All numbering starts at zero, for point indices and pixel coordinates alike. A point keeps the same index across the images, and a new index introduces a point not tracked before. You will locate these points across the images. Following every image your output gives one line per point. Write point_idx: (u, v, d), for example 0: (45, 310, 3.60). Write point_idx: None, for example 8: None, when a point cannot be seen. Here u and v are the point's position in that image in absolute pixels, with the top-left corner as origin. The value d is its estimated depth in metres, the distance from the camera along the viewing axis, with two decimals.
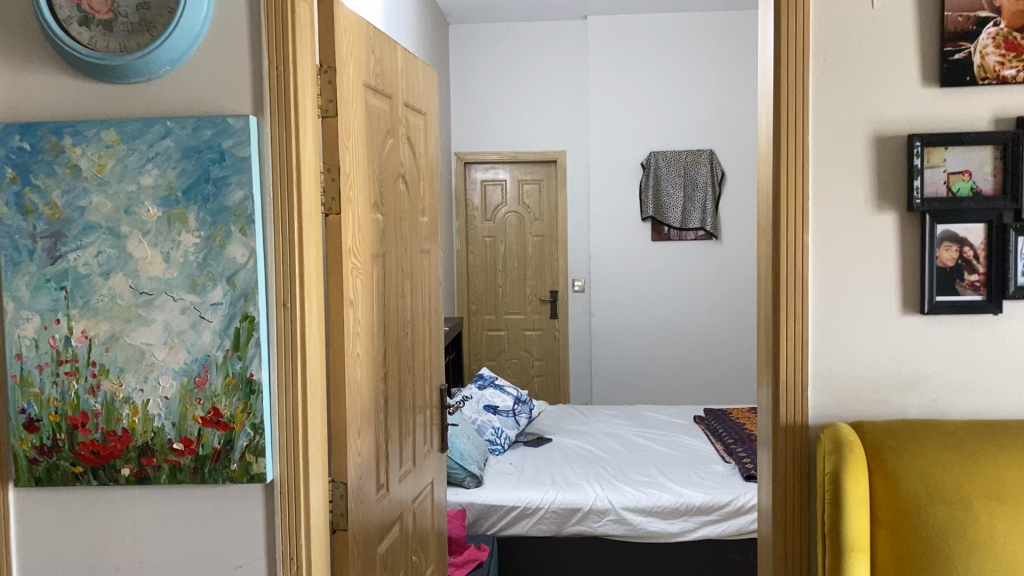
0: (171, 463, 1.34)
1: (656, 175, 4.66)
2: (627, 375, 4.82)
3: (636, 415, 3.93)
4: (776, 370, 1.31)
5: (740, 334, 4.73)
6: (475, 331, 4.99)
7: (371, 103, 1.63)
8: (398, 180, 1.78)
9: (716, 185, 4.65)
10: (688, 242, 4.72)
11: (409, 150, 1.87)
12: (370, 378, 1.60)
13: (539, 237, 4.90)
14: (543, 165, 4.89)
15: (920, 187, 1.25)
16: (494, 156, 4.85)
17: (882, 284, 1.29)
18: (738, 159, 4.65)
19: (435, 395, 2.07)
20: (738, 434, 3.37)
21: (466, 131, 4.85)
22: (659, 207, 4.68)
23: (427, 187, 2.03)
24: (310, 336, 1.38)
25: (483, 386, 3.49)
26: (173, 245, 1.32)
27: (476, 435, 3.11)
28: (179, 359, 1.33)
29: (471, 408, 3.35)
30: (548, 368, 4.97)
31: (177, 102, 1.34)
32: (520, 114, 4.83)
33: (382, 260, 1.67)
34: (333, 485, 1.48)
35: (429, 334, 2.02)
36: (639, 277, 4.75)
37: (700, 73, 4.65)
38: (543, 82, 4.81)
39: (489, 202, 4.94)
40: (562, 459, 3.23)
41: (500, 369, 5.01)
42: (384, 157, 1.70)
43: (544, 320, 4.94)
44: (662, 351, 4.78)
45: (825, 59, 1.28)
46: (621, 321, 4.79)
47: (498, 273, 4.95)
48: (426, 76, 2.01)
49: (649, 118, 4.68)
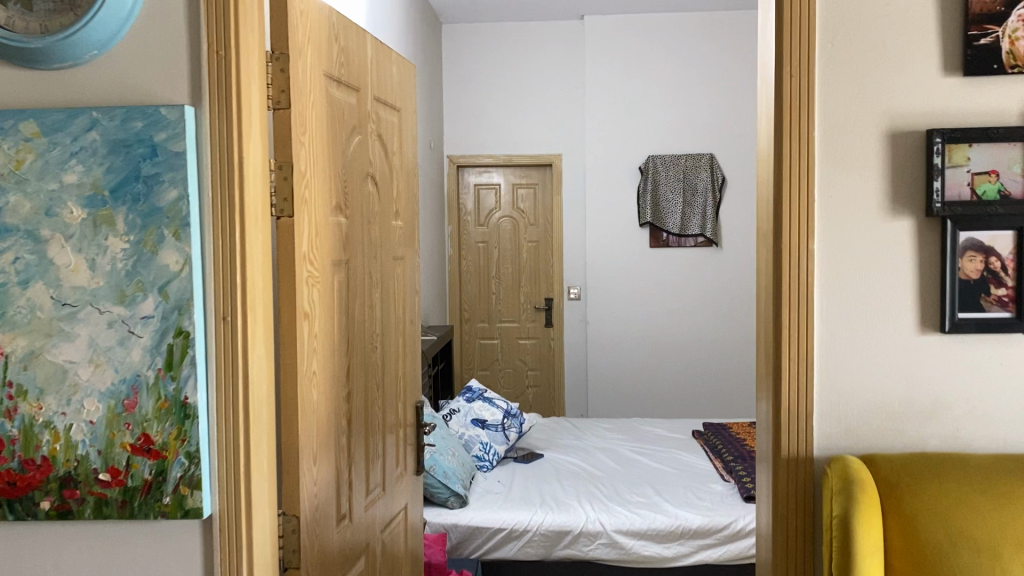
0: (96, 496, 1.20)
1: (654, 180, 4.52)
2: (624, 386, 4.67)
3: (632, 429, 3.79)
4: (775, 395, 1.16)
5: (740, 344, 4.58)
6: (468, 339, 4.84)
7: (333, 95, 1.49)
8: (367, 181, 1.64)
9: (717, 191, 4.51)
10: (688, 249, 4.58)
11: (380, 148, 1.72)
12: (329, 400, 1.45)
13: (534, 243, 4.77)
14: (538, 169, 4.76)
15: (941, 189, 1.11)
16: (488, 159, 4.71)
17: (897, 299, 1.15)
18: (739, 163, 4.51)
19: (410, 413, 1.93)
20: (738, 451, 3.22)
21: (459, 133, 4.71)
22: (657, 212, 4.54)
23: (403, 190, 1.89)
24: (255, 354, 1.23)
25: (471, 398, 3.33)
26: (100, 250, 1.18)
27: (462, 451, 2.96)
28: (105, 380, 1.19)
29: (458, 422, 3.20)
30: (543, 378, 4.83)
31: (104, 90, 1.19)
32: (515, 116, 4.69)
33: (346, 269, 1.53)
34: (283, 519, 1.33)
35: (404, 349, 1.88)
36: (637, 285, 4.61)
37: (700, 75, 4.51)
38: (539, 83, 4.67)
39: (483, 207, 4.80)
40: (553, 476, 3.07)
41: (493, 379, 4.87)
42: (349, 156, 1.55)
43: (539, 329, 4.81)
44: (660, 361, 4.63)
45: (833, 44, 1.13)
46: (618, 330, 4.63)
47: (492, 280, 4.81)
48: (402, 69, 1.87)
49: (648, 121, 4.54)
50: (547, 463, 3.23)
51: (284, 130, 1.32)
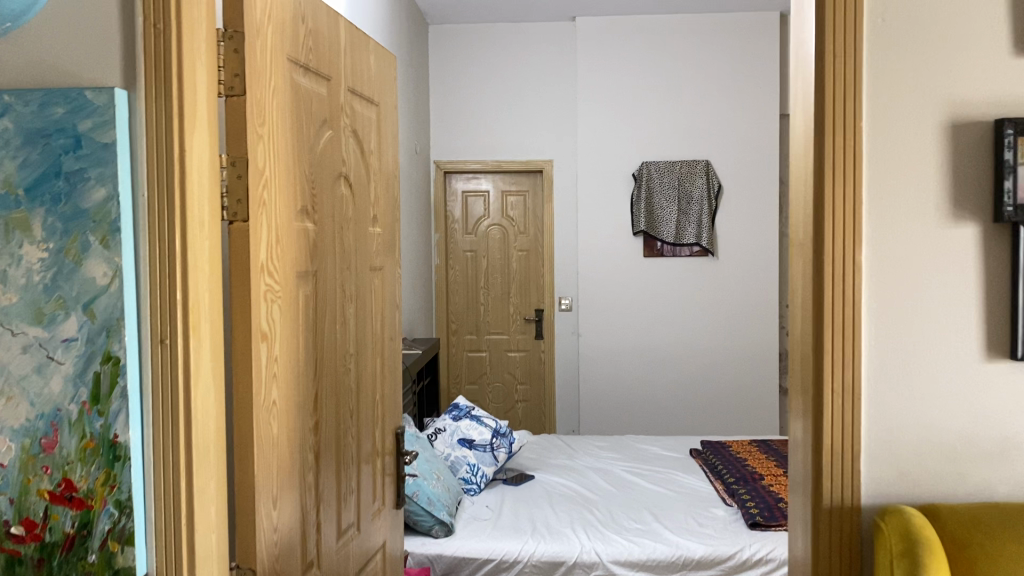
0: (8, 554, 1.00)
1: (648, 188, 4.36)
2: (618, 401, 4.48)
3: (627, 447, 3.61)
4: (816, 432, 0.98)
5: (737, 358, 4.41)
6: (455, 352, 4.64)
7: (298, 83, 1.31)
8: (340, 182, 1.46)
9: (713, 198, 4.35)
10: (683, 259, 4.41)
11: (354, 144, 1.53)
12: (292, 432, 1.27)
13: (524, 251, 4.59)
14: (528, 175, 4.58)
15: (1014, 189, 0.93)
16: (476, 165, 4.52)
17: (958, 320, 0.97)
18: (736, 170, 4.36)
19: (389, 441, 1.74)
20: (739, 472, 3.05)
21: (446, 138, 4.53)
22: (652, 220, 4.37)
23: (382, 192, 1.71)
24: (201, 384, 1.05)
25: (457, 417, 3.13)
26: (12, 260, 0.99)
27: (447, 474, 2.78)
28: (18, 415, 0.99)
29: (443, 442, 3.02)
30: (532, 392, 4.64)
31: (19, 71, 1.00)
32: (504, 120, 4.52)
33: (315, 281, 1.35)
34: (236, 573, 1.15)
35: (383, 370, 1.69)
36: (631, 296, 4.43)
37: (696, 78, 4.36)
38: (529, 86, 4.50)
39: (471, 214, 4.61)
40: (545, 501, 2.89)
41: (482, 394, 4.67)
42: (318, 153, 1.37)
43: (528, 341, 4.62)
44: (655, 375, 4.45)
45: (884, 19, 0.96)
46: (611, 343, 4.45)
47: (481, 290, 4.62)
48: (379, 59, 1.68)
49: (642, 126, 4.38)
50: (538, 486, 3.05)
51: (238, 120, 1.14)
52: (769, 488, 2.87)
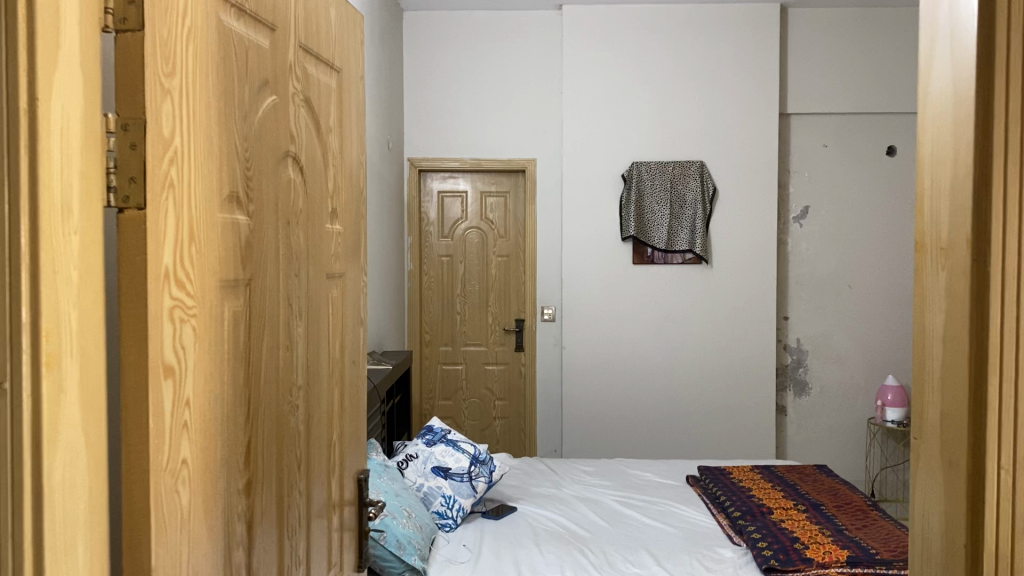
0: None
1: (638, 190, 4.05)
2: (603, 420, 4.16)
3: (616, 473, 3.29)
4: (972, 526, 0.69)
5: (731, 373, 4.13)
6: (429, 365, 4.31)
7: (227, 27, 0.97)
8: (284, 166, 1.13)
9: (707, 202, 4.06)
10: (675, 267, 4.12)
11: (305, 116, 1.20)
12: (213, 499, 0.93)
13: (504, 257, 4.27)
14: (509, 176, 4.26)
15: None
16: (453, 163, 4.19)
17: None
18: (732, 171, 4.08)
19: (348, 490, 1.41)
20: (745, 505, 2.74)
21: (421, 134, 4.19)
22: (642, 225, 4.07)
23: (344, 181, 1.38)
24: (63, 447, 0.71)
25: (432, 442, 2.78)
26: None
27: (420, 510, 2.46)
28: None
29: (414, 471, 2.68)
30: (511, 409, 4.32)
31: None
32: (485, 116, 4.19)
33: (248, 293, 1.01)
34: None
35: (342, 404, 1.36)
36: (619, 306, 4.13)
37: (689, 73, 4.08)
38: (511, 80, 4.19)
39: (447, 216, 4.29)
40: (530, 538, 2.56)
41: (457, 411, 4.33)
42: (255, 124, 1.04)
43: (508, 354, 4.30)
44: (644, 392, 4.15)
45: None
46: (596, 357, 4.14)
47: (457, 298, 4.29)
48: (341, 12, 1.35)
49: (632, 124, 4.09)
50: (520, 520, 2.72)
51: (132, 65, 0.80)
52: (780, 524, 2.57)
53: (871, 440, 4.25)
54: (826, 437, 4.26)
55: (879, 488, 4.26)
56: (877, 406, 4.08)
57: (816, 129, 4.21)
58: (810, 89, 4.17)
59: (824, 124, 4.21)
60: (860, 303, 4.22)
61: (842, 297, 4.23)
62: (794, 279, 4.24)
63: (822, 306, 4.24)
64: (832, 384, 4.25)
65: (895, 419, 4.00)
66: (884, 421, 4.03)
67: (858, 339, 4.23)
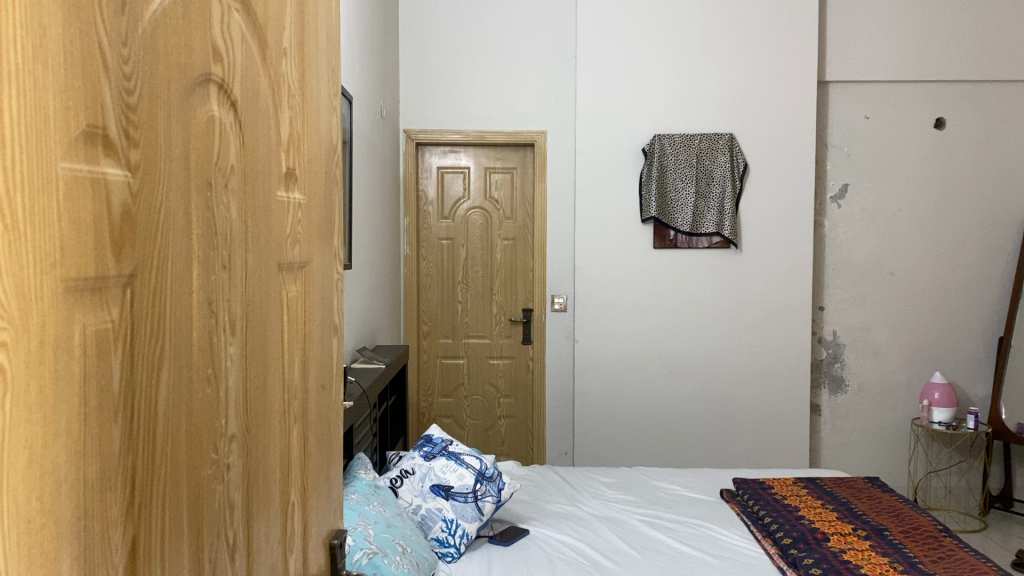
0: None
1: (661, 165, 3.64)
2: (620, 420, 3.76)
3: (641, 486, 2.90)
4: None
5: (760, 369, 3.74)
6: (427, 359, 3.91)
7: None
8: (200, 97, 0.72)
9: (737, 179, 3.66)
10: (700, 251, 3.72)
11: (239, 28, 0.79)
12: None
13: (510, 240, 3.88)
14: (517, 150, 3.86)
15: None
16: (454, 136, 3.78)
17: None
18: (765, 146, 3.69)
19: (317, 561, 1.02)
20: (796, 529, 2.35)
21: (420, 104, 3.78)
22: (665, 206, 3.66)
23: (309, 130, 0.97)
24: None
25: (431, 456, 2.38)
26: None
27: (418, 540, 2.07)
28: None
29: (410, 491, 2.30)
30: (518, 407, 3.93)
31: None
32: (490, 84, 3.78)
33: (128, 301, 0.61)
34: None
35: (303, 449, 0.96)
36: (637, 295, 3.72)
37: (718, 37, 3.68)
38: (519, 44, 3.78)
39: (448, 195, 3.88)
40: (546, 570, 2.17)
41: (457, 409, 3.93)
42: (144, 21, 0.63)
43: (514, 346, 3.91)
44: (665, 389, 3.76)
45: None
46: (612, 351, 3.74)
47: (458, 286, 3.90)
48: None
49: (654, 94, 3.69)
50: (534, 546, 2.33)
51: None
52: (841, 555, 2.17)
53: (915, 442, 3.86)
54: (864, 439, 3.87)
55: (923, 495, 3.86)
56: (923, 406, 3.69)
57: (857, 98, 3.80)
58: (851, 55, 3.77)
59: (866, 94, 3.80)
60: (904, 292, 3.83)
61: (883, 286, 3.84)
62: (831, 264, 3.84)
63: (862, 295, 3.84)
64: (871, 381, 3.85)
65: (943, 420, 3.61)
66: (930, 422, 3.65)
67: (902, 331, 3.84)
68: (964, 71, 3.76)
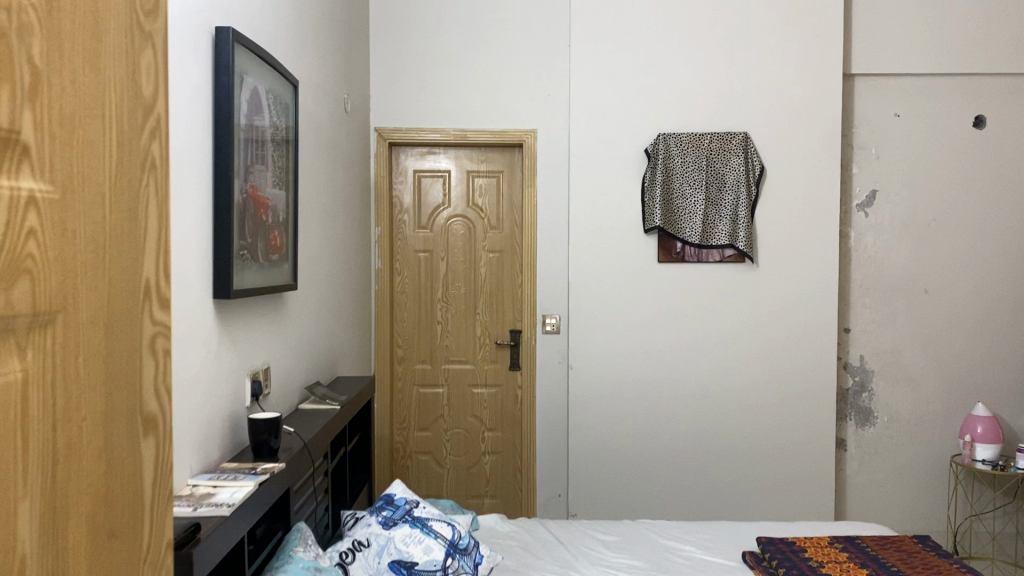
0: None
1: (666, 168, 3.20)
2: (620, 457, 3.30)
3: (648, 545, 2.44)
4: None
5: (779, 400, 3.29)
6: (402, 387, 3.46)
7: None
8: None
9: (753, 183, 3.22)
10: (712, 266, 3.27)
11: None
12: None
13: (496, 253, 3.43)
14: (503, 150, 3.41)
15: None
16: (432, 135, 3.33)
17: None
18: (785, 146, 3.25)
19: None
20: None
21: (394, 99, 3.33)
22: (671, 215, 3.22)
23: (73, 66, 0.52)
24: None
25: (391, 523, 1.93)
26: None
27: None
28: None
29: (363, 569, 1.83)
30: (504, 441, 3.47)
31: None
32: (473, 77, 3.34)
33: None
34: None
35: None
36: (640, 314, 3.28)
37: (732, 25, 3.25)
38: (506, 31, 3.34)
39: (426, 202, 3.43)
40: None
41: (436, 445, 3.47)
42: None
43: (500, 373, 3.46)
44: (671, 423, 3.31)
45: None
46: (612, 379, 3.29)
47: (437, 305, 3.44)
48: None
49: (659, 88, 3.25)
50: None
51: None
52: None
53: (953, 482, 3.42)
54: (896, 479, 3.42)
55: (961, 542, 3.41)
56: (963, 441, 3.24)
57: (888, 93, 3.37)
58: (882, 45, 3.33)
59: (897, 88, 3.37)
60: (940, 311, 3.39)
61: (917, 305, 3.39)
62: (859, 281, 3.40)
63: (893, 315, 3.39)
64: (903, 411, 3.41)
65: (987, 458, 3.16)
66: (973, 461, 3.19)
67: (938, 356, 3.39)
68: (1010, 62, 3.32)
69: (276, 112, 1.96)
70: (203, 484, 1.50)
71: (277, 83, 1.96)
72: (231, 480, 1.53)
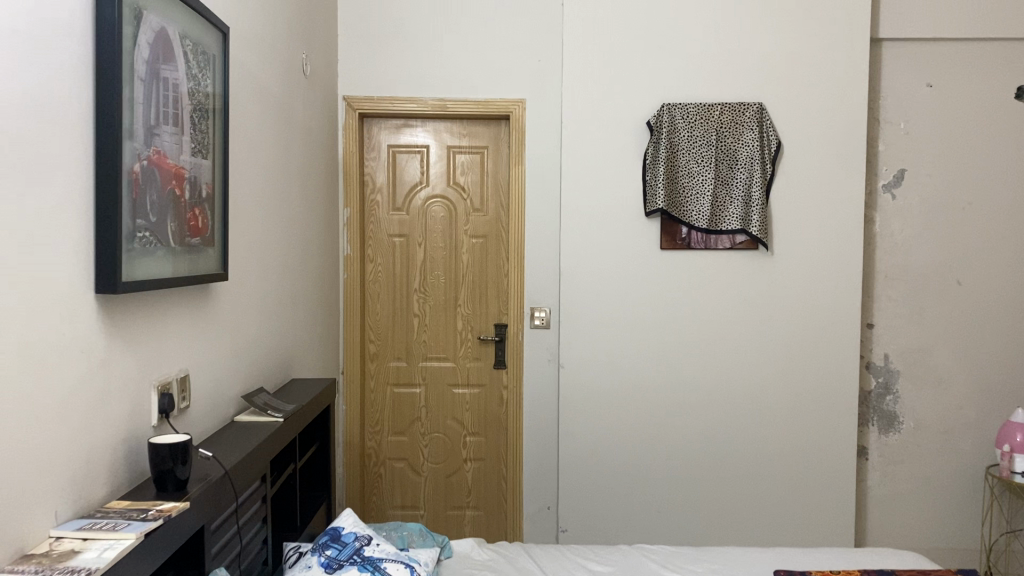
0: None
1: (670, 143, 2.84)
2: (616, 466, 2.96)
3: None
4: None
5: (792, 402, 2.95)
6: (375, 387, 3.12)
7: None
8: None
9: (768, 161, 2.86)
10: (721, 253, 2.92)
11: None
12: None
13: (479, 238, 3.08)
14: (488, 123, 3.05)
15: None
16: (410, 105, 2.97)
17: None
18: (805, 119, 2.89)
19: None
20: None
21: (365, 64, 2.97)
22: (677, 196, 2.86)
23: None
24: None
25: (335, 566, 1.57)
26: None
27: None
28: None
29: None
30: (488, 447, 3.13)
31: None
32: (454, 40, 2.97)
33: None
34: None
35: None
36: (638, 308, 2.93)
37: None
38: None
39: (402, 181, 3.07)
40: None
41: (413, 451, 3.13)
42: None
43: (484, 372, 3.11)
44: (673, 429, 2.96)
45: None
46: (607, 379, 2.94)
47: (414, 295, 3.09)
48: None
49: (664, 53, 2.89)
50: None
51: None
52: None
53: (987, 495, 3.08)
54: (920, 490, 3.08)
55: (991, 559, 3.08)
56: (1000, 452, 2.89)
57: (919, 61, 3.01)
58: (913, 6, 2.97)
59: (930, 56, 3.01)
60: (973, 306, 3.04)
61: (948, 298, 3.04)
62: (884, 271, 3.05)
63: (920, 310, 3.05)
64: (931, 416, 3.07)
65: None
66: (1011, 474, 2.83)
67: (970, 355, 3.04)
68: None
69: (197, 65, 1.60)
70: (70, 537, 1.15)
71: (198, 28, 1.60)
72: (107, 530, 1.16)
